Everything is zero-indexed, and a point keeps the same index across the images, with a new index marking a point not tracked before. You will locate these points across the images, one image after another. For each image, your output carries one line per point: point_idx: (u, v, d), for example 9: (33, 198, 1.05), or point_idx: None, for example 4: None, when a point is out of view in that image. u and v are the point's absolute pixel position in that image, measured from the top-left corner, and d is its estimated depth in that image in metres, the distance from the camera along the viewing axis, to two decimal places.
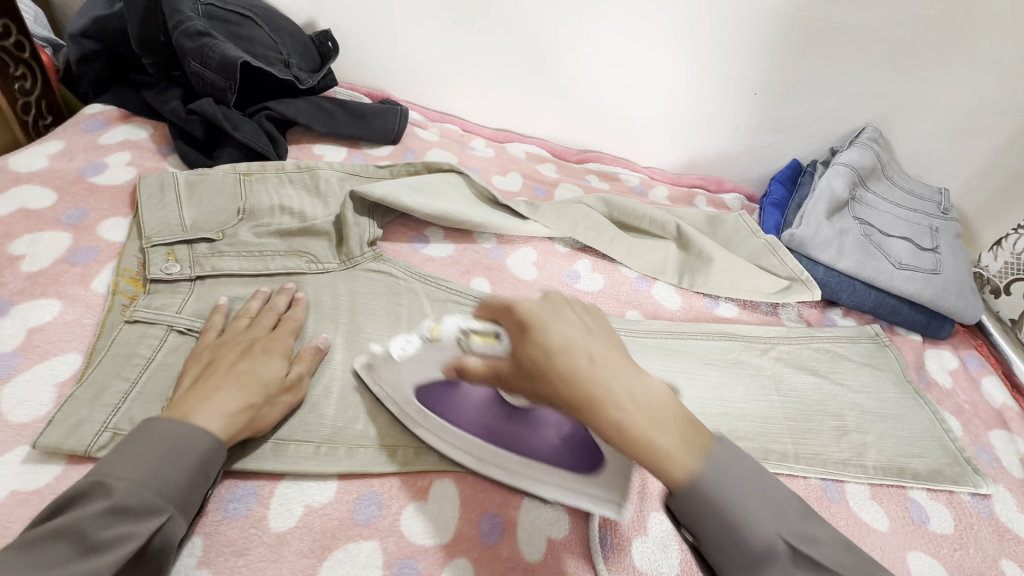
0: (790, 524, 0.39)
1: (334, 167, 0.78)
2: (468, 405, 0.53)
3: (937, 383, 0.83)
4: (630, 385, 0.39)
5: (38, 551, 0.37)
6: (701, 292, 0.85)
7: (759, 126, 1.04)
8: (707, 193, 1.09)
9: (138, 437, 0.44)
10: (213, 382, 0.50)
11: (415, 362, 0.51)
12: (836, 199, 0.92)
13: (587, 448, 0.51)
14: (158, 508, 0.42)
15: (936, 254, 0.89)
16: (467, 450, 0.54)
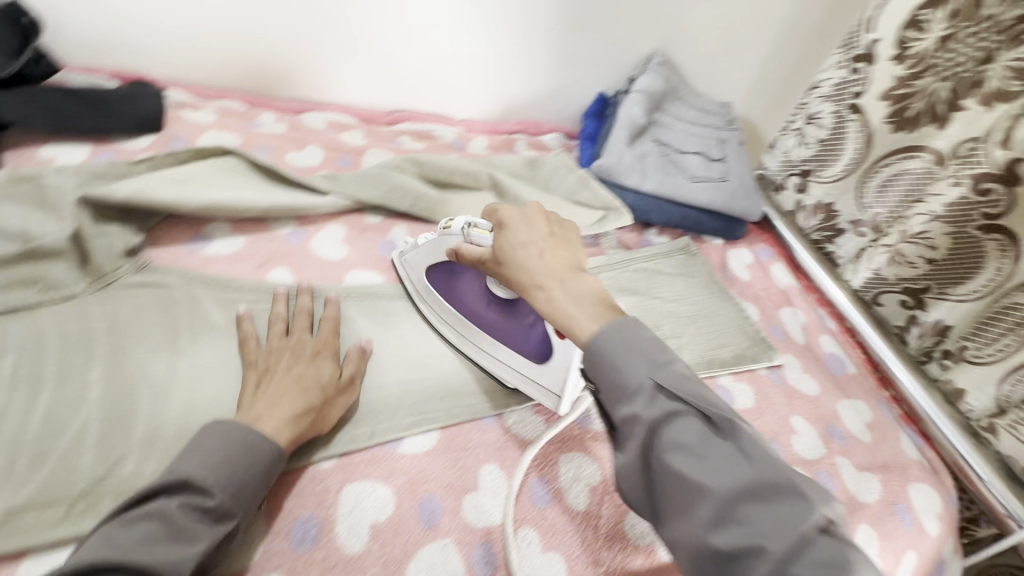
0: (735, 477, 0.38)
1: (66, 170, 0.64)
2: (465, 293, 0.66)
3: (738, 278, 0.93)
4: (573, 280, 0.52)
5: (133, 529, 0.39)
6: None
7: (561, 62, 1.05)
8: (526, 137, 1.09)
9: (212, 435, 0.45)
10: (272, 388, 0.51)
11: (419, 254, 0.68)
12: (636, 125, 0.97)
13: (542, 344, 0.63)
14: (226, 512, 0.43)
15: (723, 164, 0.98)
16: (455, 326, 0.66)
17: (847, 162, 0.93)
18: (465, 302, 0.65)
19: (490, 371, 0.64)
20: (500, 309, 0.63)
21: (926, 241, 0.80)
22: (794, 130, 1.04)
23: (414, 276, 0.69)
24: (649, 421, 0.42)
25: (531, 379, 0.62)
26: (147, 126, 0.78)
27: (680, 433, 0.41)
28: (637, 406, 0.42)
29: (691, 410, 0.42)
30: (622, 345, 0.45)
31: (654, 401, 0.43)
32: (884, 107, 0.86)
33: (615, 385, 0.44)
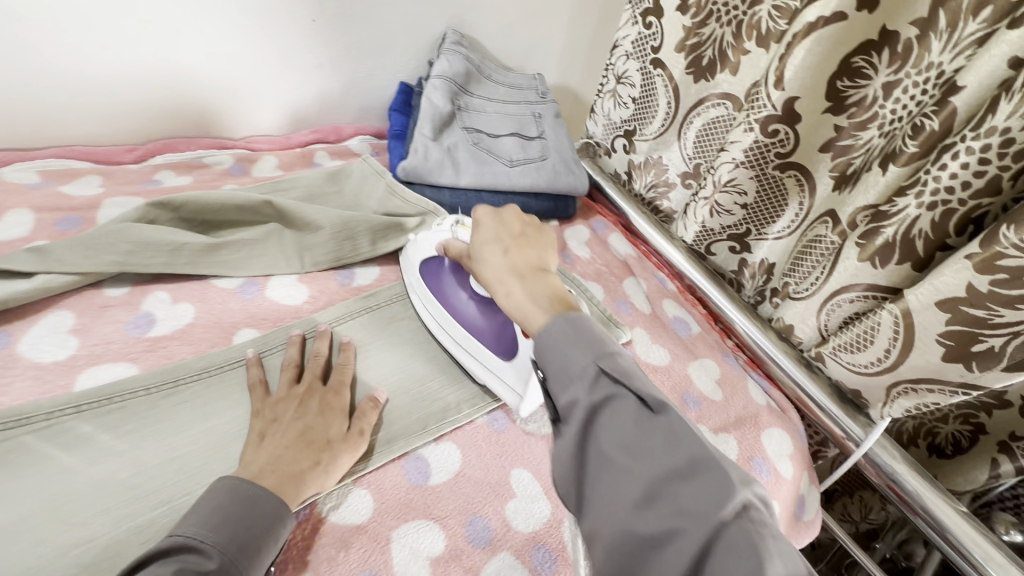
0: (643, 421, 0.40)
1: None
2: (446, 279, 0.69)
3: (579, 257, 0.89)
4: (532, 281, 0.53)
5: None
6: (329, 268, 0.74)
7: (343, 55, 0.91)
8: (326, 146, 0.95)
9: (213, 496, 0.45)
10: (279, 439, 0.51)
11: (426, 238, 0.71)
12: (440, 115, 0.88)
13: (507, 342, 0.65)
14: (229, 572, 0.41)
15: (540, 141, 0.93)
16: (436, 317, 0.68)
17: (661, 118, 0.92)
18: (448, 296, 0.68)
19: (466, 366, 0.66)
20: (482, 305, 0.66)
21: (736, 188, 0.80)
22: (608, 92, 1.01)
23: (408, 271, 0.72)
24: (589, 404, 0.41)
25: (497, 375, 0.64)
26: None
27: (614, 422, 0.40)
28: (582, 394, 0.42)
29: (625, 392, 0.42)
30: (565, 331, 0.46)
31: (599, 389, 0.42)
32: (681, 59, 0.86)
33: (561, 370, 0.44)
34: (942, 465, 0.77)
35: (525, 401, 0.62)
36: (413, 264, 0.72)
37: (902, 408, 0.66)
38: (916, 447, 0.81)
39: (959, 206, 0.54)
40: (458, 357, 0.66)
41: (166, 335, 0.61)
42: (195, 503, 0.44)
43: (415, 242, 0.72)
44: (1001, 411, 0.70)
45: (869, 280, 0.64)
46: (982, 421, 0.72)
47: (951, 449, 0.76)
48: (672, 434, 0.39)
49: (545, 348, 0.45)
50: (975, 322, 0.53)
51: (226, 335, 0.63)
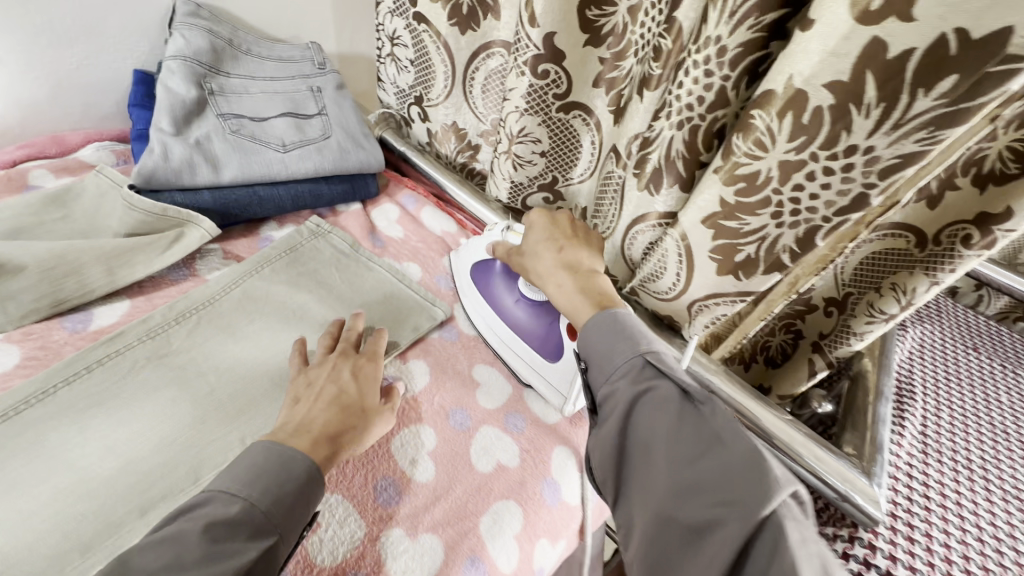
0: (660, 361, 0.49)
1: None
2: (490, 287, 0.71)
3: (391, 239, 0.83)
4: (585, 278, 0.59)
5: (150, 554, 0.38)
6: (51, 316, 0.59)
7: (33, 45, 0.72)
8: (47, 161, 0.77)
9: (252, 451, 0.47)
10: (304, 413, 0.52)
11: (474, 243, 0.75)
12: (180, 105, 0.73)
13: (554, 347, 0.65)
14: (261, 527, 0.43)
15: (320, 118, 0.83)
16: (484, 318, 0.71)
17: (442, 76, 0.86)
18: (495, 299, 0.70)
19: (514, 374, 0.68)
20: (530, 307, 0.67)
21: (529, 138, 0.77)
22: (387, 56, 0.94)
23: (460, 270, 0.75)
24: (629, 397, 0.48)
25: (542, 375, 0.66)
26: None
27: (652, 416, 0.46)
28: (619, 384, 0.49)
29: (669, 381, 0.48)
30: (613, 325, 0.53)
31: (641, 377, 0.49)
32: (440, 10, 0.79)
33: (600, 363, 0.52)
34: (776, 373, 0.84)
35: (569, 401, 0.63)
36: (464, 266, 0.75)
37: (703, 323, 0.68)
38: (756, 362, 0.87)
39: (701, 121, 0.54)
40: (507, 362, 0.69)
41: None
42: (241, 452, 0.47)
43: (466, 245, 0.76)
44: (810, 315, 0.74)
45: (653, 208, 0.64)
46: (800, 327, 0.77)
47: (780, 358, 0.82)
48: (723, 435, 0.43)
49: (586, 339, 0.54)
50: (733, 235, 0.54)
51: None
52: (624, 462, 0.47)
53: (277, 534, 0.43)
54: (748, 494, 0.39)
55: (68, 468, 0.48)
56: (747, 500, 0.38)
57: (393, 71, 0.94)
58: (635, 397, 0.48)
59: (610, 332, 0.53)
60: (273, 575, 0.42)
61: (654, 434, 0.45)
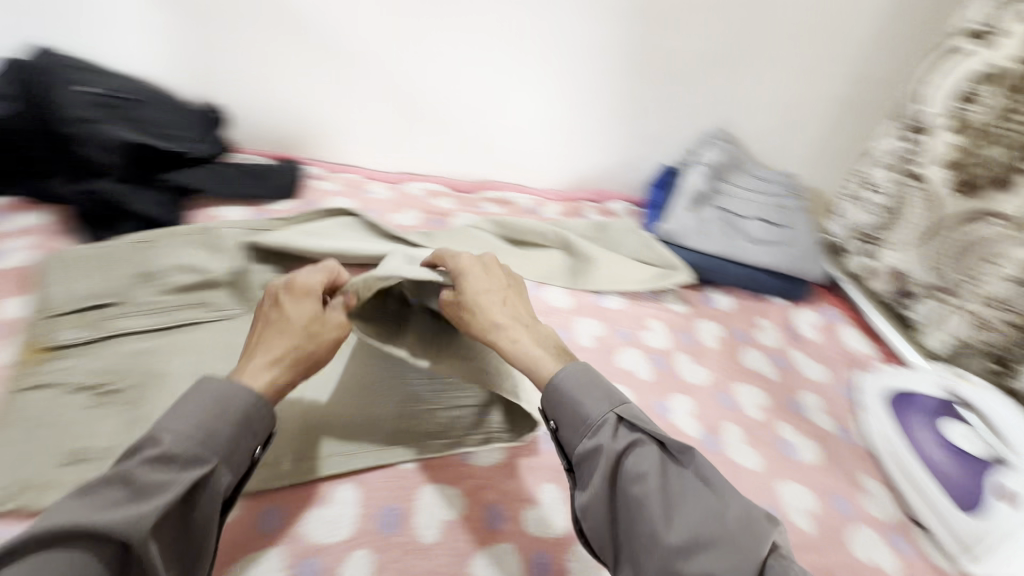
0: (626, 409, 0.54)
1: (234, 225, 0.82)
2: (901, 418, 0.76)
3: (805, 338, 0.95)
4: (535, 330, 0.61)
5: (90, 499, 0.42)
6: (588, 289, 0.94)
7: (627, 139, 1.17)
8: (595, 204, 1.20)
9: (194, 391, 0.49)
10: (263, 343, 0.54)
11: (892, 375, 0.81)
12: (697, 194, 1.06)
13: (974, 497, 0.67)
14: (194, 456, 0.45)
15: (786, 228, 1.03)
16: (887, 442, 0.75)
17: (913, 226, 0.95)
18: (905, 431, 0.75)
19: (906, 505, 0.71)
20: (955, 452, 0.70)
21: (1007, 306, 0.80)
22: (851, 195, 1.08)
23: (867, 392, 0.82)
24: (614, 451, 0.51)
25: (949, 519, 0.67)
26: (287, 193, 0.97)
27: (639, 468, 0.50)
28: (602, 437, 0.52)
29: (652, 438, 0.52)
30: (582, 381, 0.55)
31: (620, 434, 0.52)
32: (948, 177, 0.88)
33: (572, 421, 0.54)
34: None
35: (979, 557, 0.64)
36: (874, 388, 0.81)
37: None
38: None
39: None
40: (905, 494, 0.71)
41: None
42: (177, 403, 0.48)
43: (879, 374, 0.83)
44: None
45: None
46: None
47: None
48: (719, 490, 0.49)
49: (557, 398, 0.55)
50: None
51: None
52: (615, 508, 0.51)
53: (216, 460, 0.47)
54: (740, 553, 0.45)
55: None
56: (747, 548, 0.45)
57: (851, 208, 1.08)
58: (608, 459, 0.50)
59: (580, 387, 0.55)
60: (219, 500, 0.47)
61: (642, 488, 0.49)
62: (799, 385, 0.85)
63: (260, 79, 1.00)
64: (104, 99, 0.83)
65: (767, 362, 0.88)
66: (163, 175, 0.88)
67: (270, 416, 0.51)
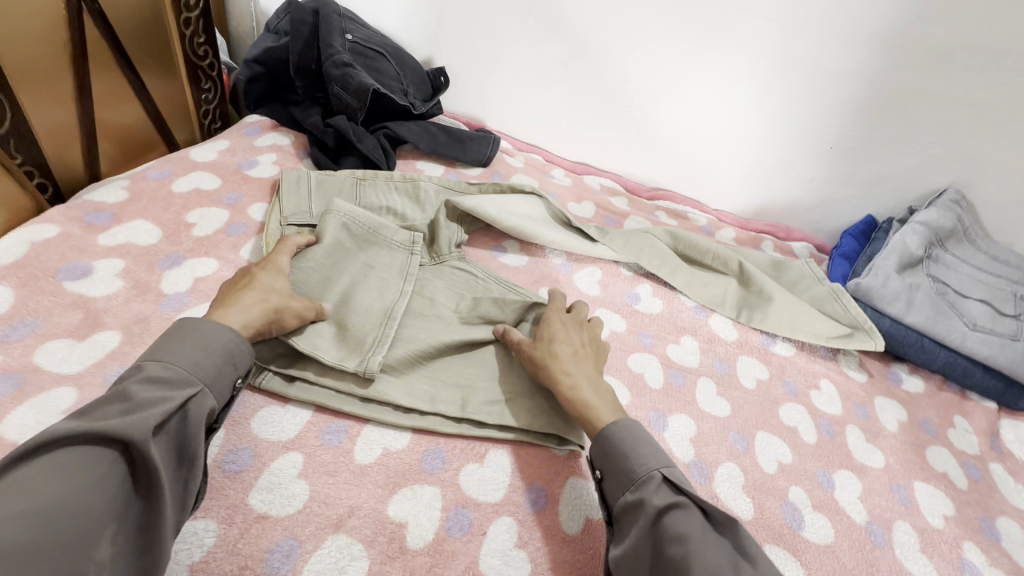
0: (668, 467, 0.51)
1: (433, 180, 0.88)
2: None
3: (1011, 454, 0.80)
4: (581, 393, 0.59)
5: (92, 411, 0.41)
6: (758, 328, 0.86)
7: (832, 179, 1.06)
8: (775, 239, 1.11)
9: (185, 330, 0.49)
10: (238, 303, 0.54)
11: None
12: (910, 256, 0.92)
13: None
14: (184, 378, 0.46)
15: (1016, 322, 0.87)
16: None
17: None
18: None
19: None
20: None
21: None
22: None
23: None
24: (655, 509, 0.48)
25: None
26: (481, 162, 1.03)
27: (681, 528, 0.46)
28: (646, 491, 0.49)
29: (689, 500, 0.48)
30: (629, 436, 0.53)
31: (660, 489, 0.49)
32: None
33: (618, 473, 0.52)
34: None
35: None
36: None
37: None
38: None
39: None
40: None
41: (643, 314, 0.84)
42: (163, 342, 0.48)
43: None
44: None
45: None
46: None
47: None
48: None
49: (606, 448, 0.53)
50: None
51: (676, 333, 0.82)
52: None
53: (202, 387, 0.47)
54: None
55: (744, 417, 0.73)
56: None
57: None
58: (655, 512, 0.48)
59: (631, 439, 0.53)
60: (203, 426, 0.46)
61: (686, 552, 0.45)
62: (997, 507, 0.72)
63: (483, 49, 1.05)
64: (358, 47, 0.94)
65: (957, 467, 0.76)
66: (385, 124, 0.97)
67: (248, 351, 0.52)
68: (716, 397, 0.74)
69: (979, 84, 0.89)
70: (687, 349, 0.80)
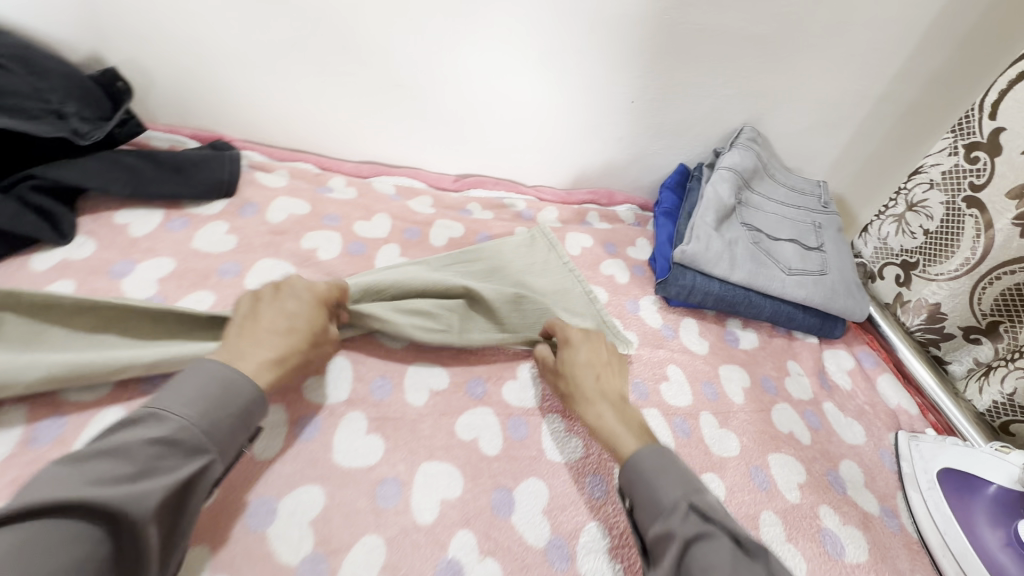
0: (695, 490, 0.48)
1: None
2: (967, 508, 0.66)
3: (837, 386, 0.82)
4: None
5: (84, 465, 0.39)
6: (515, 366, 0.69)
7: (640, 134, 0.98)
8: (599, 208, 1.02)
9: (196, 373, 0.47)
10: (259, 338, 0.52)
11: (933, 446, 0.72)
12: (723, 207, 0.88)
13: None
14: (197, 446, 0.43)
15: (822, 253, 0.88)
16: (942, 530, 0.65)
17: (959, 262, 0.82)
18: (969, 522, 0.65)
19: None
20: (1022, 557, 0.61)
21: None
22: (891, 216, 0.93)
23: (913, 462, 0.72)
24: (683, 539, 0.45)
25: None
26: (220, 191, 0.75)
27: (707, 556, 0.43)
28: (675, 524, 0.46)
29: (726, 526, 0.46)
30: (659, 465, 0.50)
31: (688, 519, 0.46)
32: (1012, 207, 0.75)
33: (652, 501, 0.49)
34: None
35: None
36: (931, 464, 0.71)
37: None
38: None
39: None
40: None
41: (468, 352, 0.68)
42: (171, 386, 0.46)
43: (927, 442, 0.73)
44: None
45: None
46: None
47: None
48: None
49: (631, 476, 0.51)
50: None
51: (511, 365, 0.69)
52: None
53: (215, 455, 0.45)
54: None
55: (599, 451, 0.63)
56: None
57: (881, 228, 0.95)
58: (691, 539, 0.45)
59: (659, 468, 0.50)
60: (202, 489, 0.44)
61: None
62: (836, 450, 0.73)
63: (174, 36, 0.75)
64: None
65: (800, 422, 0.76)
66: (33, 171, 0.64)
67: (252, 393, 0.49)
68: (567, 434, 0.63)
69: (754, 15, 0.84)
70: (526, 382, 0.67)
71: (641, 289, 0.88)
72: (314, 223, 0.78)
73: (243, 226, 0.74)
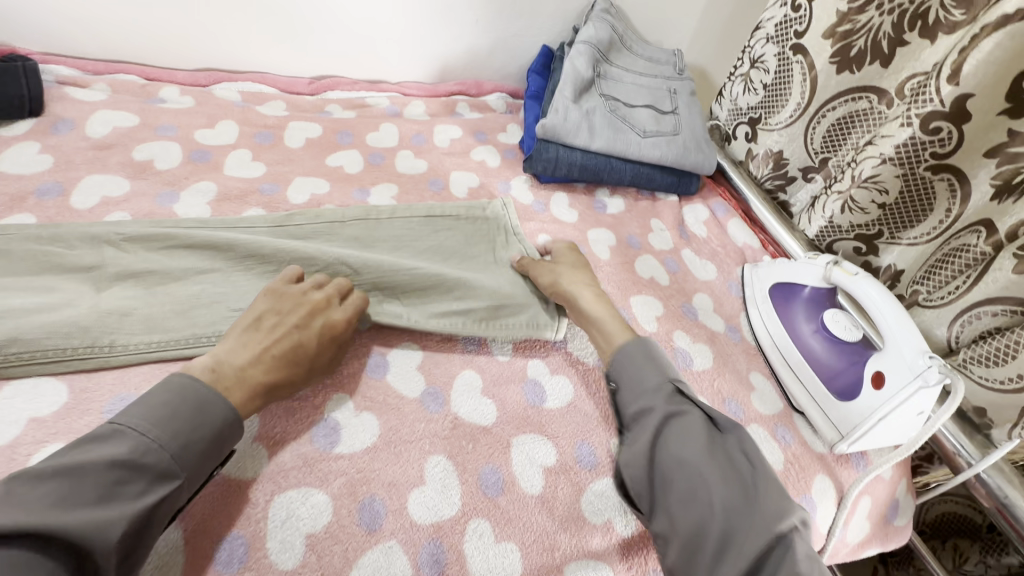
0: (672, 372, 0.56)
1: None
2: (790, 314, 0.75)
3: (695, 235, 0.91)
4: None
5: (39, 485, 0.37)
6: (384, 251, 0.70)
7: (497, 14, 0.96)
8: (468, 98, 1.01)
9: (164, 385, 0.45)
10: (255, 345, 0.51)
11: (771, 268, 0.81)
12: (581, 80, 0.90)
13: (851, 382, 0.67)
14: (160, 471, 0.41)
15: (674, 116, 0.94)
16: (773, 335, 0.76)
17: (793, 107, 0.90)
18: (791, 323, 0.74)
19: (796, 403, 0.71)
20: (829, 341, 0.70)
21: (876, 185, 0.77)
22: (739, 75, 1.00)
23: (754, 285, 0.82)
24: (659, 414, 0.52)
25: (825, 408, 0.68)
26: (21, 110, 0.68)
27: (683, 436, 0.50)
28: (649, 401, 0.54)
29: (697, 411, 0.53)
30: (641, 354, 0.58)
31: (672, 399, 0.54)
32: (827, 46, 0.83)
33: (634, 384, 0.56)
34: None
35: (848, 439, 0.66)
36: (765, 283, 0.80)
37: None
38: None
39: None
40: (783, 381, 0.73)
41: None
42: (138, 398, 0.44)
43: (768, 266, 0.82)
44: None
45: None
46: None
47: None
48: (721, 463, 0.49)
49: (622, 359, 0.58)
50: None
51: None
52: (652, 487, 0.51)
53: (183, 479, 0.42)
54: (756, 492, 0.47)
55: None
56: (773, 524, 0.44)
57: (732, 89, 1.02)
58: (667, 416, 0.52)
59: (642, 357, 0.58)
60: (168, 517, 0.42)
61: (666, 452, 0.50)
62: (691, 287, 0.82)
63: None
64: None
65: (660, 267, 0.83)
66: None
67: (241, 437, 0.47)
68: None
69: None
70: None
71: (513, 171, 0.90)
72: (144, 134, 0.72)
73: (59, 144, 0.68)
